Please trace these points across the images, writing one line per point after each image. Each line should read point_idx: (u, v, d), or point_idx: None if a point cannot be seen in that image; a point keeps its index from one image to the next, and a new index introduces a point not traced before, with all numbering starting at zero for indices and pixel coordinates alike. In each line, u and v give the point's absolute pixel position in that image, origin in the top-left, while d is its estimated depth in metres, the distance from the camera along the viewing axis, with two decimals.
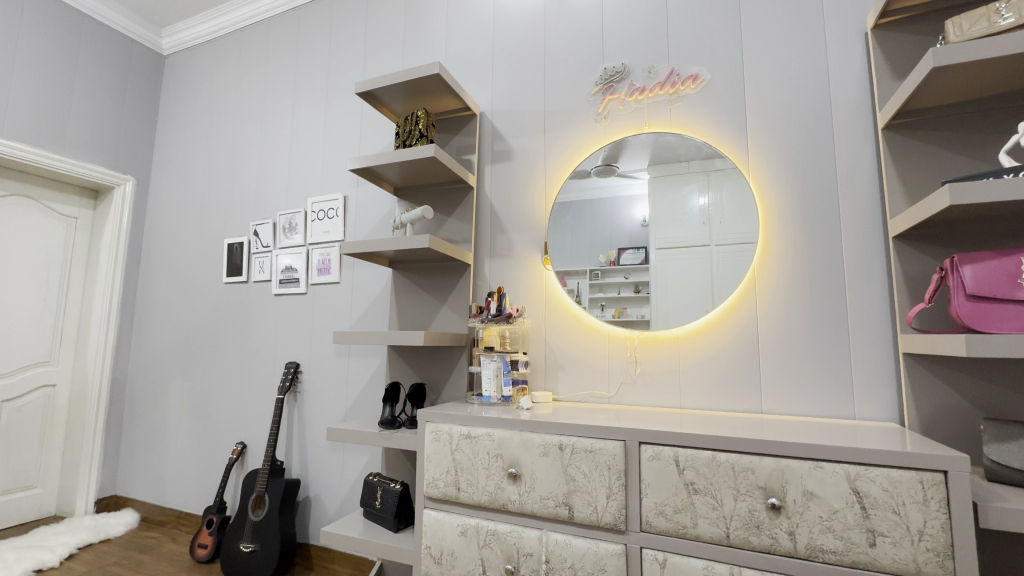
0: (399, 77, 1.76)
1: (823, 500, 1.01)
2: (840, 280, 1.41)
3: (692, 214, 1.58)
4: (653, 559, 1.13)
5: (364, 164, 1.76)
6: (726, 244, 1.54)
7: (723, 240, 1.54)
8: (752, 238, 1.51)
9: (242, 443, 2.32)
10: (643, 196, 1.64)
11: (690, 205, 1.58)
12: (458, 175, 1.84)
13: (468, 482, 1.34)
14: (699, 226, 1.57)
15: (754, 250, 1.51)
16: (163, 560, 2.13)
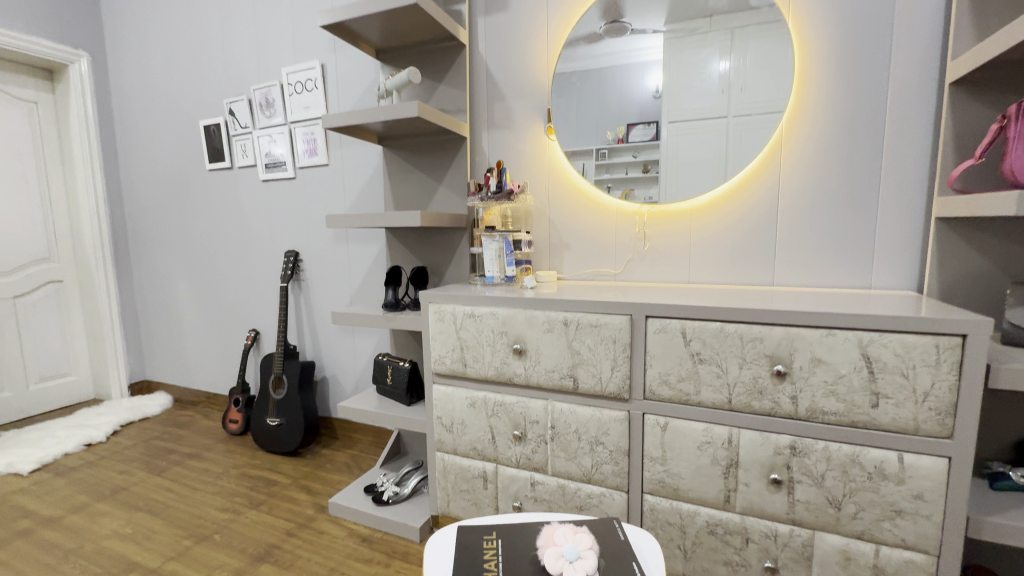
0: None
1: (829, 366, 1.00)
2: (878, 139, 1.27)
3: (710, 83, 1.39)
4: (654, 423, 1.18)
5: (336, 18, 1.51)
6: (753, 103, 1.36)
7: (749, 99, 1.37)
8: (784, 94, 1.33)
9: (254, 330, 2.38)
10: (658, 60, 1.44)
11: (708, 73, 1.39)
12: (447, 32, 1.59)
13: (474, 358, 1.36)
14: (717, 96, 1.39)
15: (783, 108, 1.34)
16: (199, 434, 2.32)
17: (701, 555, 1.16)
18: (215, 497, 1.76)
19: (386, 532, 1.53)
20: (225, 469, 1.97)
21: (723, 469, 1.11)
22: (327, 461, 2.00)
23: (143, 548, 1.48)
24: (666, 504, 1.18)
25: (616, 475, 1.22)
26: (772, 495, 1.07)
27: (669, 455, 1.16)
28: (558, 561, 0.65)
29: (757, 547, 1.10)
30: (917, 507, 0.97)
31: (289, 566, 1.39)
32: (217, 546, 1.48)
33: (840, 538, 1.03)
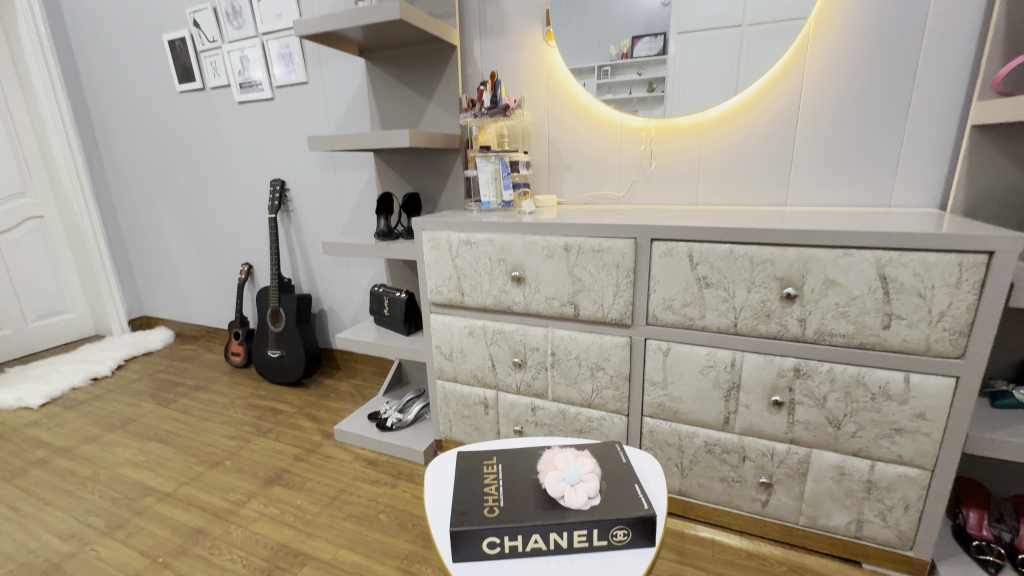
0: None
1: (842, 287, 0.96)
2: (916, 36, 1.13)
3: None
4: (656, 348, 1.15)
5: None
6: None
7: None
8: None
9: (247, 264, 2.33)
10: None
11: None
12: None
13: (471, 287, 1.32)
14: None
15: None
16: (204, 367, 2.34)
17: (698, 471, 1.19)
18: (223, 426, 1.80)
19: (391, 456, 1.57)
20: (231, 399, 2.01)
21: (724, 392, 1.11)
22: (330, 390, 2.03)
23: (158, 474, 1.53)
24: (666, 426, 1.19)
25: (616, 399, 1.23)
26: (772, 416, 1.08)
27: (670, 380, 1.16)
28: (560, 484, 0.63)
29: (753, 464, 1.13)
30: (918, 426, 0.97)
31: (299, 488, 1.44)
32: (228, 471, 1.53)
33: (836, 454, 1.05)
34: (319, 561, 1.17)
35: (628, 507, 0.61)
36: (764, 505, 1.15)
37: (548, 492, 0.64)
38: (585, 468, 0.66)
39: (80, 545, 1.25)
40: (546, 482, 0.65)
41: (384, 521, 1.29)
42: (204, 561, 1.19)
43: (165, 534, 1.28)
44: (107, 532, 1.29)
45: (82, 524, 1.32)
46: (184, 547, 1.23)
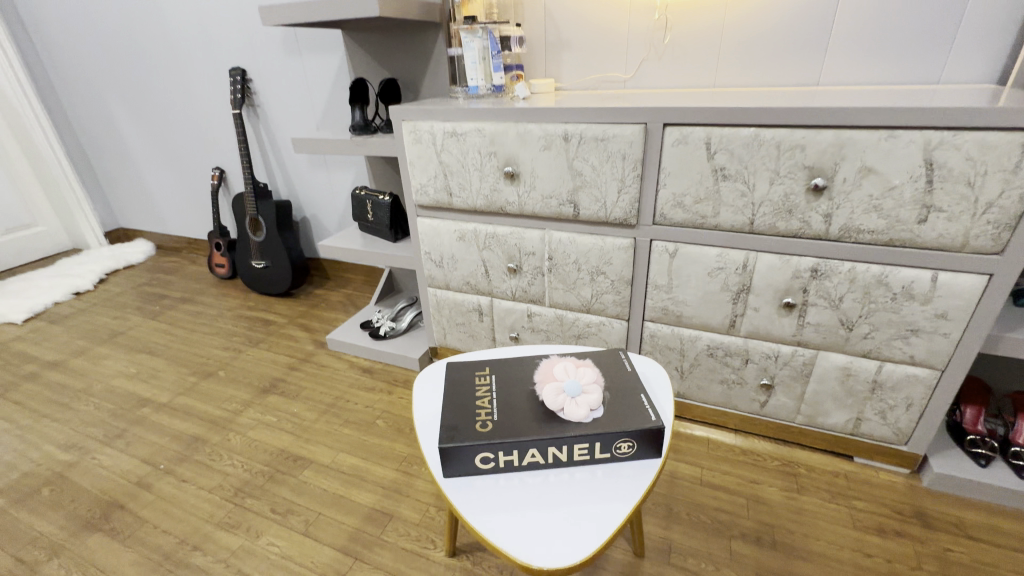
0: None
1: (879, 176, 0.85)
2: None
3: None
4: (662, 250, 1.06)
5: None
6: None
7: None
8: None
9: (218, 168, 2.15)
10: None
11: None
12: None
13: (460, 186, 1.19)
14: None
15: None
16: (189, 280, 2.26)
17: (698, 375, 1.17)
18: (214, 338, 1.77)
19: (387, 364, 1.56)
20: (220, 311, 1.96)
21: (733, 295, 1.04)
22: (321, 300, 1.98)
23: (152, 386, 1.52)
24: (668, 330, 1.14)
25: (616, 304, 1.16)
26: (782, 319, 1.02)
27: (675, 283, 1.08)
28: (559, 396, 0.58)
29: (756, 367, 1.10)
30: (936, 327, 0.91)
31: (295, 396, 1.43)
32: (223, 381, 1.52)
33: (844, 357, 1.01)
34: (319, 464, 1.18)
35: (635, 419, 0.56)
36: (762, 405, 1.14)
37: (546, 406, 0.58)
38: (587, 379, 0.60)
39: (81, 455, 1.26)
40: (544, 394, 0.59)
41: (382, 426, 1.30)
42: (205, 466, 1.20)
43: (164, 442, 1.29)
44: (106, 442, 1.30)
45: (80, 434, 1.33)
46: (184, 454, 1.24)
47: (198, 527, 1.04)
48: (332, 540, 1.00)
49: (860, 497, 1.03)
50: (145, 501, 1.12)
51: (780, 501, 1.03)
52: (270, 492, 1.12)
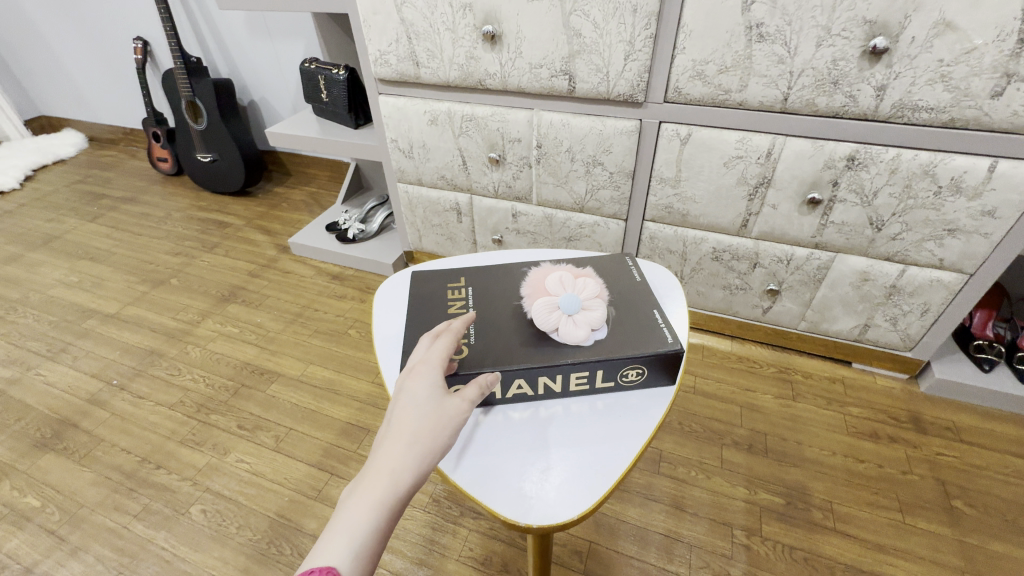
0: None
1: (959, 33, 0.66)
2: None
3: None
4: (672, 135, 0.89)
5: None
6: None
7: None
8: None
9: (139, 38, 1.78)
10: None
11: None
12: None
13: (428, 54, 0.96)
14: None
15: None
16: (130, 177, 2.00)
17: (699, 279, 1.07)
18: (163, 242, 1.59)
19: (358, 270, 1.42)
20: (168, 212, 1.75)
21: (749, 190, 0.90)
22: (282, 200, 1.77)
23: (97, 295, 1.37)
24: (670, 231, 1.02)
25: (614, 202, 1.01)
26: (802, 218, 0.89)
27: (684, 176, 0.93)
28: (553, 314, 0.46)
29: (763, 271, 1.00)
30: (978, 226, 0.80)
31: (258, 305, 1.31)
32: (176, 290, 1.38)
33: (864, 260, 0.91)
34: (288, 378, 1.10)
35: (646, 341, 0.45)
36: (765, 311, 1.06)
37: (535, 326, 0.47)
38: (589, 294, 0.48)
39: (24, 371, 1.15)
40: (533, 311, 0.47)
41: (354, 336, 1.20)
42: (163, 381, 1.10)
43: (116, 356, 1.18)
44: (51, 357, 1.18)
45: (21, 349, 1.21)
46: (139, 368, 1.14)
47: (159, 444, 0.97)
48: (305, 456, 0.94)
49: (855, 403, 1.00)
50: (100, 419, 1.03)
51: (775, 408, 0.99)
52: (236, 408, 1.04)
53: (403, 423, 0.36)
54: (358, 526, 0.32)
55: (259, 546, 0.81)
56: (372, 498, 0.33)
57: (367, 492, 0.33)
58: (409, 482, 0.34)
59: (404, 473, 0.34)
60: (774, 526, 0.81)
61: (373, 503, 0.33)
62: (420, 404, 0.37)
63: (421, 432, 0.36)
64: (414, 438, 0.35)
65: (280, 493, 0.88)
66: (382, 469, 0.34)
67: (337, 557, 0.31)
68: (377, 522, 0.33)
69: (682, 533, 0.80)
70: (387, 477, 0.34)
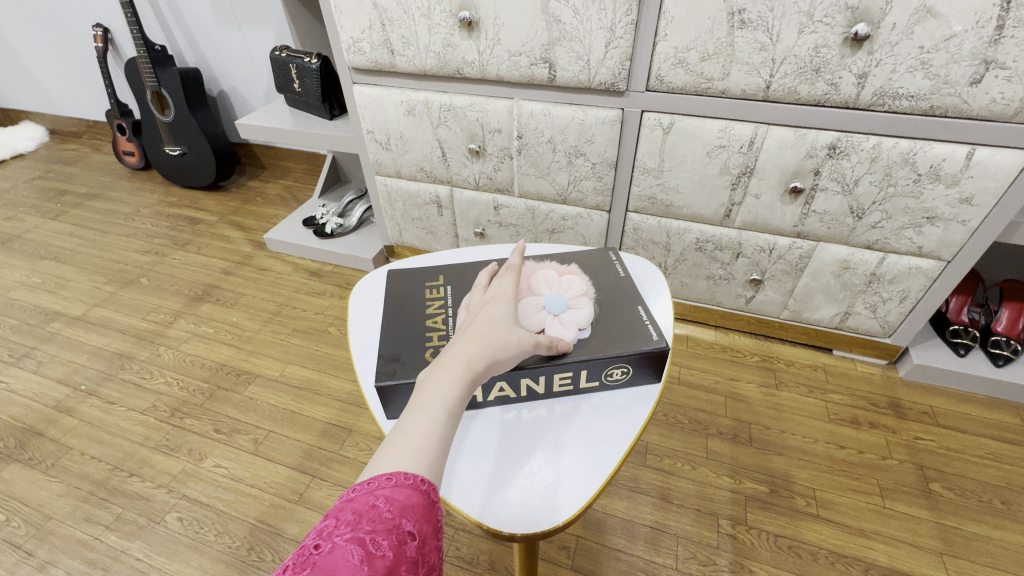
0: None
1: (939, 19, 0.66)
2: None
3: None
4: (654, 124, 0.88)
5: None
6: None
7: None
8: None
9: (99, 26, 1.70)
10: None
11: None
12: None
13: (403, 42, 0.93)
14: None
15: None
16: (94, 171, 1.92)
17: (683, 270, 1.06)
18: (132, 239, 1.53)
19: (337, 265, 1.39)
20: (136, 208, 1.68)
21: (732, 180, 0.89)
22: (257, 194, 1.72)
23: (62, 297, 1.31)
24: (654, 222, 1.01)
25: (597, 193, 1.00)
26: (785, 208, 0.89)
27: (667, 166, 0.92)
28: (540, 313, 0.44)
29: (746, 261, 1.00)
30: (956, 213, 0.80)
31: (233, 304, 1.27)
32: (147, 289, 1.32)
33: (845, 248, 0.91)
34: (265, 379, 1.07)
35: (630, 340, 0.44)
36: (748, 301, 1.06)
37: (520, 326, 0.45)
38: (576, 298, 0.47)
39: None
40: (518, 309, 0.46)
41: (335, 334, 1.17)
42: (135, 386, 1.06)
43: (83, 360, 1.13)
44: (13, 362, 1.13)
45: None
46: (108, 372, 1.09)
47: (131, 451, 0.94)
48: (286, 458, 0.91)
49: (836, 390, 1.01)
50: (68, 427, 0.99)
51: (759, 397, 1.00)
52: (212, 411, 1.00)
53: (476, 325, 0.39)
54: (437, 402, 0.34)
55: (239, 553, 0.79)
56: (452, 380, 0.35)
57: (448, 371, 0.35)
58: (483, 369, 0.36)
59: (480, 360, 0.36)
60: (759, 514, 0.82)
61: (454, 378, 0.35)
62: (494, 315, 0.40)
63: (491, 332, 0.38)
64: (489, 337, 0.38)
65: (260, 498, 0.86)
66: (461, 355, 0.36)
67: (424, 424, 0.33)
68: (457, 396, 0.35)
69: (668, 524, 0.80)
70: (464, 361, 0.36)
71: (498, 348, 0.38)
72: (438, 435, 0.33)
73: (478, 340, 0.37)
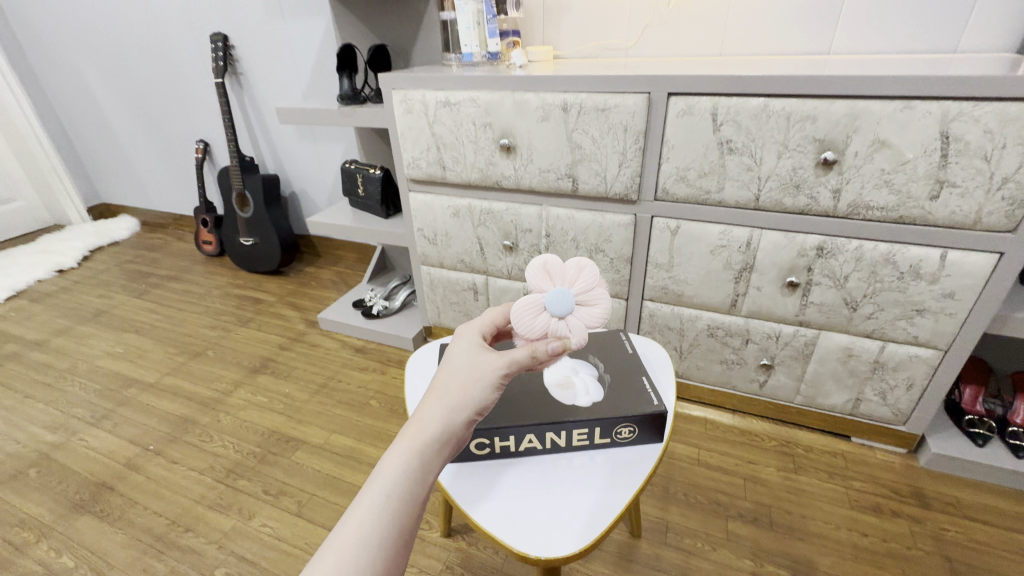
0: None
1: (893, 149, 0.80)
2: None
3: None
4: (664, 227, 1.03)
5: None
6: None
7: None
8: None
9: (202, 141, 2.07)
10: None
11: None
12: None
13: (454, 160, 1.14)
14: None
15: None
16: (175, 257, 2.20)
17: (697, 355, 1.15)
18: (202, 317, 1.73)
19: (379, 343, 1.53)
20: (208, 289, 1.92)
21: (735, 273, 1.01)
22: (312, 279, 1.93)
23: (139, 366, 1.48)
24: (667, 310, 1.12)
25: (615, 283, 1.13)
26: (785, 299, 0.99)
27: (676, 261, 1.05)
28: (540, 317, 0.50)
29: (756, 347, 1.08)
30: (943, 306, 0.89)
31: (286, 376, 1.40)
32: (212, 361, 1.49)
33: (846, 336, 0.99)
34: (311, 445, 1.16)
35: (637, 404, 0.54)
36: (761, 385, 1.13)
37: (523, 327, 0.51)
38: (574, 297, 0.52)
39: (68, 436, 1.23)
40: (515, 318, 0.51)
41: (375, 406, 1.28)
42: (196, 448, 1.18)
43: (153, 423, 1.26)
44: (93, 423, 1.27)
45: (67, 415, 1.30)
46: (173, 435, 1.22)
47: (188, 508, 1.02)
48: (325, 521, 0.98)
49: (857, 477, 1.03)
50: (134, 483, 1.09)
51: (778, 481, 1.03)
52: (262, 474, 1.10)
53: (438, 381, 0.43)
54: (389, 469, 0.36)
55: None
56: (406, 447, 0.37)
57: (402, 440, 0.38)
58: (437, 426, 0.39)
59: (434, 420, 0.39)
60: None
61: (405, 446, 0.37)
62: (454, 368, 0.44)
63: (450, 390, 0.41)
64: (445, 392, 0.41)
65: (300, 557, 0.92)
66: (416, 419, 0.39)
67: (372, 498, 0.35)
68: (409, 463, 0.37)
69: None
70: (417, 424, 0.39)
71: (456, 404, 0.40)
72: (387, 510, 0.35)
73: (435, 399, 0.40)
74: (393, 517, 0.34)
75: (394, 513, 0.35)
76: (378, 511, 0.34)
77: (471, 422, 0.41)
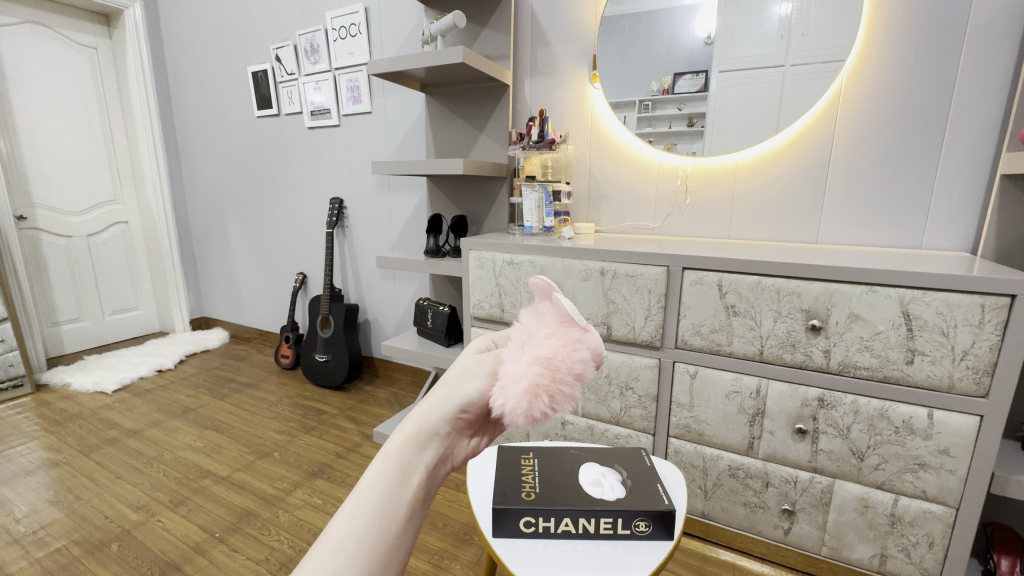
0: (421, 59, 1.49)
1: (867, 322, 1.00)
2: (951, 74, 1.17)
3: (768, 29, 1.32)
4: (684, 371, 1.22)
5: (390, 67, 1.55)
6: (807, 62, 1.31)
7: (801, 57, 1.31)
8: (841, 54, 1.26)
9: (302, 274, 2.52)
10: (709, 4, 1.38)
11: (763, 32, 1.33)
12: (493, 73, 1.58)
13: (512, 304, 1.43)
14: (775, 42, 1.32)
15: (841, 66, 1.27)
16: (255, 367, 2.52)
17: (721, 495, 1.23)
18: (273, 421, 1.95)
19: None
20: (279, 397, 2.16)
21: (749, 418, 1.16)
22: (370, 396, 2.16)
23: (216, 460, 1.68)
24: (691, 448, 1.24)
25: (644, 418, 1.29)
26: (796, 444, 1.12)
27: (696, 402, 1.21)
28: None
29: (776, 491, 1.16)
30: (941, 463, 0.98)
31: (341, 481, 1.55)
32: (277, 461, 1.66)
33: (860, 487, 1.07)
34: None
35: (652, 503, 0.68)
36: (786, 533, 1.17)
37: None
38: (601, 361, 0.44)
39: (148, 516, 1.39)
40: None
41: None
42: (256, 539, 1.30)
43: (221, 512, 1.41)
44: (171, 507, 1.43)
45: (150, 497, 1.48)
46: (237, 525, 1.35)
47: None
48: None
49: None
50: (199, 565, 1.21)
51: None
52: None
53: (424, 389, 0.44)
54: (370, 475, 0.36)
55: None
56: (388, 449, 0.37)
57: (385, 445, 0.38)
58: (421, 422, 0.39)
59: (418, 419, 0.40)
60: None
61: (388, 449, 0.37)
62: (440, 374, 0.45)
63: (433, 393, 0.42)
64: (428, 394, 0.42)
65: None
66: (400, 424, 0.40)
67: (355, 504, 0.34)
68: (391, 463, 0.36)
69: None
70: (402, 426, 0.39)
71: (440, 402, 0.41)
72: (372, 513, 0.33)
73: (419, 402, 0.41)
74: (374, 518, 0.33)
75: (379, 507, 0.34)
76: (359, 513, 0.33)
77: (456, 418, 0.41)
